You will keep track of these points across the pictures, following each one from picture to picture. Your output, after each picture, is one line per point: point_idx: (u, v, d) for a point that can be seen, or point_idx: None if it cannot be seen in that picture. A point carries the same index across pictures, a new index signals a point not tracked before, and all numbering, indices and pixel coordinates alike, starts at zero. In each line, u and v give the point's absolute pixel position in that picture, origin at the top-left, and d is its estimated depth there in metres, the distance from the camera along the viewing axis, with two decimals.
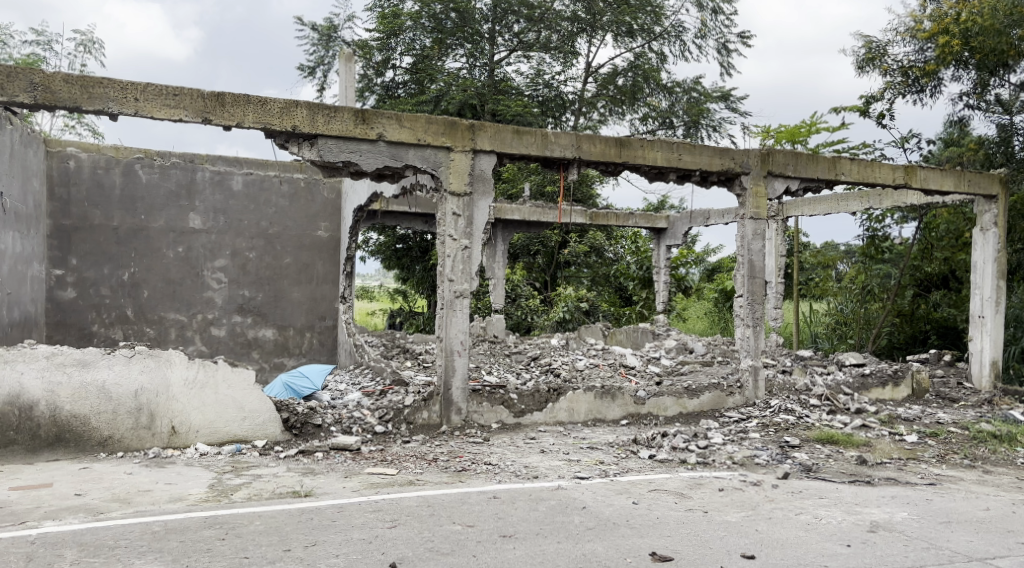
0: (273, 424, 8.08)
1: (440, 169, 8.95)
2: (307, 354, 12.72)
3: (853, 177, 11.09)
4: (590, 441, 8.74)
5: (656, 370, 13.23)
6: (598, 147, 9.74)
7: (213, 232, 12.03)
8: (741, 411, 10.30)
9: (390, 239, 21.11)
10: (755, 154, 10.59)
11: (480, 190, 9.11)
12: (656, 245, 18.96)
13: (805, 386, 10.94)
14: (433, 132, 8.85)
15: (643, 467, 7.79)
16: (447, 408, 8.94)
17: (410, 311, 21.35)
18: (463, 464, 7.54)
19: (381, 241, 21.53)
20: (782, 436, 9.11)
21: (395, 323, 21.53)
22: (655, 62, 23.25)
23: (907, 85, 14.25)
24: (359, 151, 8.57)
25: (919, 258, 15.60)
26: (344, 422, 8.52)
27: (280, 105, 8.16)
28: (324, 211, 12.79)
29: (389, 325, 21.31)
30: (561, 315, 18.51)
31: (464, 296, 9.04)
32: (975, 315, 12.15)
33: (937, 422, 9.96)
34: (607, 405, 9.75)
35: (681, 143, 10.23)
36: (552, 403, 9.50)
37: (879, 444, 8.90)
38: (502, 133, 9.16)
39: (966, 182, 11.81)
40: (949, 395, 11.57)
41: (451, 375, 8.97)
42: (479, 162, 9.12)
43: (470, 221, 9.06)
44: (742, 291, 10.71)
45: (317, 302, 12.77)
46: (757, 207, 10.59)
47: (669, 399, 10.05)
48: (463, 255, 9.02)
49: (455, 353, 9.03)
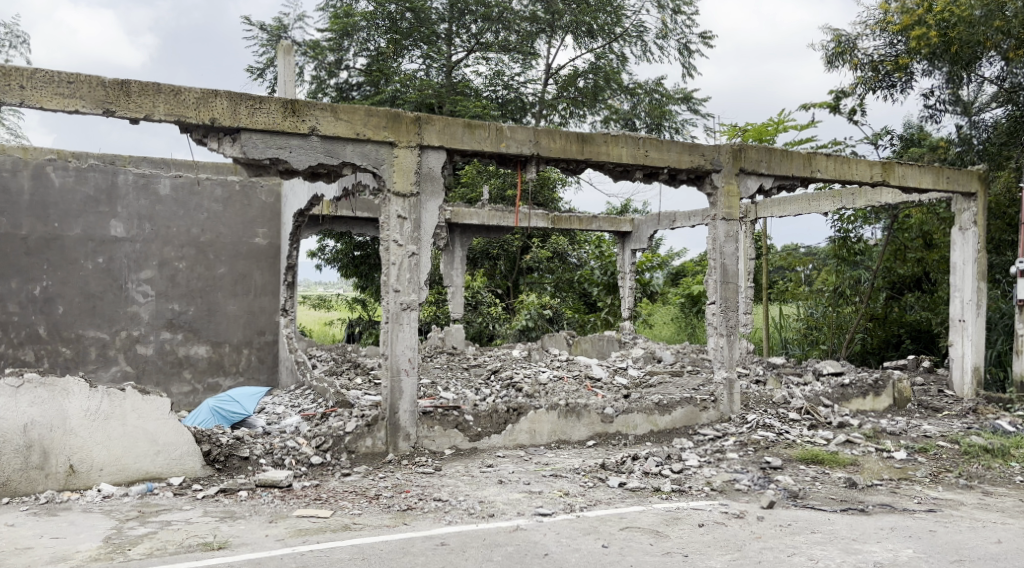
0: (193, 457, 7.05)
1: (382, 166, 8.02)
2: (245, 373, 11.65)
3: (828, 175, 10.46)
4: (554, 467, 7.89)
5: (623, 382, 12.44)
6: (559, 142, 8.91)
7: (138, 241, 10.93)
8: (716, 427, 9.53)
9: (347, 247, 20.18)
10: (727, 150, 9.85)
11: (428, 191, 8.22)
12: (620, 249, 18.19)
13: (783, 398, 10.21)
14: (373, 125, 7.93)
15: (614, 498, 6.94)
16: (394, 434, 7.99)
17: (370, 320, 20.37)
18: (409, 502, 6.60)
19: (338, 248, 20.63)
20: (762, 456, 8.34)
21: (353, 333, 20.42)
22: (616, 63, 22.56)
23: (879, 79, 13.81)
24: (289, 147, 7.61)
25: (892, 259, 15.08)
26: (276, 453, 7.55)
27: (196, 95, 7.17)
28: (262, 216, 11.77)
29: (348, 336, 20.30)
30: (524, 323, 17.63)
31: (411, 308, 8.11)
32: (955, 318, 11.58)
33: (924, 435, 9.32)
34: (572, 424, 8.92)
35: (648, 139, 9.45)
36: (512, 425, 8.63)
37: (867, 463, 8.20)
38: (452, 126, 8.29)
39: (945, 179, 11.26)
40: (932, 404, 10.99)
41: (398, 397, 8.03)
42: (427, 159, 8.23)
43: (418, 224, 8.15)
44: (715, 298, 9.95)
45: (256, 315, 11.71)
46: (729, 207, 9.85)
47: (639, 416, 9.25)
48: (409, 262, 8.10)
49: (402, 372, 8.07)
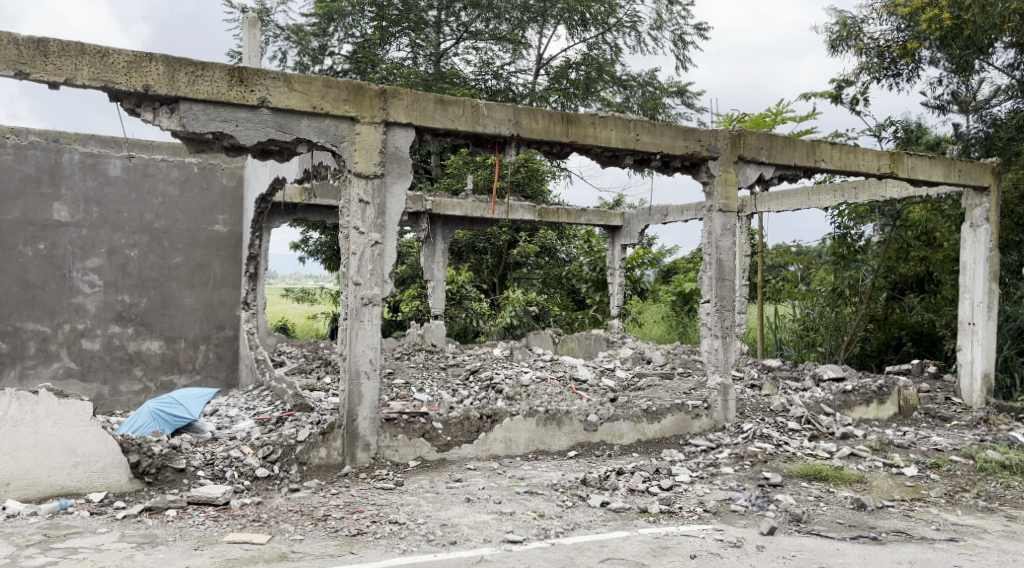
0: (118, 470, 6.23)
1: (341, 144, 7.18)
2: (202, 371, 10.79)
3: (833, 165, 9.67)
4: (529, 482, 7.08)
5: (610, 385, 11.68)
6: (541, 123, 8.09)
7: (85, 226, 10.06)
8: (709, 437, 8.74)
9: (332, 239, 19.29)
10: (725, 135, 9.06)
11: (393, 172, 7.39)
12: (610, 244, 17.43)
13: (781, 406, 9.44)
14: (332, 98, 7.09)
15: (594, 521, 6.13)
16: (352, 444, 7.16)
17: None
18: (361, 525, 5.78)
19: (322, 240, 19.74)
20: (760, 472, 7.55)
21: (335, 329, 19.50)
22: (609, 55, 21.71)
23: (884, 67, 13.06)
24: (235, 120, 6.75)
25: (894, 259, 14.33)
26: (217, 465, 6.74)
27: (127, 58, 6.32)
28: (223, 201, 10.90)
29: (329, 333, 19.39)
30: (508, 320, 16.79)
31: (374, 303, 7.27)
32: (964, 321, 10.86)
33: (935, 448, 8.54)
34: (552, 433, 8.12)
35: (640, 121, 8.64)
36: (486, 433, 7.82)
37: (876, 480, 7.42)
38: (422, 101, 7.46)
39: (957, 172, 10.50)
40: (940, 413, 10.22)
41: (357, 403, 7.19)
42: (393, 137, 7.39)
43: (382, 209, 7.31)
44: (709, 296, 9.17)
45: (215, 309, 10.85)
46: (726, 198, 9.07)
47: (625, 424, 8.46)
48: (372, 252, 7.27)
49: (363, 375, 7.24)
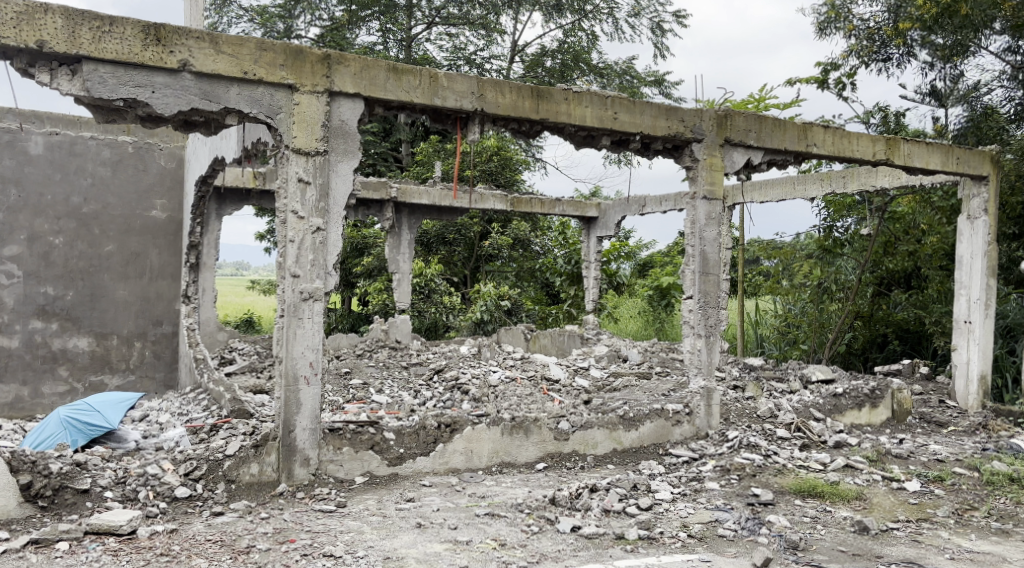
0: (4, 494, 5.33)
1: (278, 116, 6.28)
2: (137, 370, 9.80)
3: (825, 150, 8.93)
4: (491, 502, 6.26)
5: (584, 386, 10.89)
6: (508, 97, 7.23)
7: (2, 210, 9.06)
8: (690, 446, 7.97)
9: None
10: (710, 115, 8.27)
11: (338, 149, 6.51)
12: (584, 236, 16.65)
13: (769, 411, 8.68)
14: (267, 62, 6.18)
15: (563, 550, 5.33)
16: (288, 458, 6.28)
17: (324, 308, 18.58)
18: (288, 560, 4.91)
19: None
20: (748, 488, 6.80)
21: None
22: (586, 43, 20.83)
23: (874, 50, 12.38)
24: (151, 86, 5.81)
25: (880, 253, 13.68)
26: (128, 484, 5.82)
27: (17, 9, 5.36)
28: (161, 184, 9.90)
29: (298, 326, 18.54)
30: (479, 315, 15.88)
31: (315, 299, 6.38)
32: (959, 319, 10.22)
33: (936, 458, 7.82)
34: (518, 442, 7.29)
35: (618, 98, 7.81)
36: (444, 445, 6.97)
37: (875, 497, 6.70)
38: (372, 69, 6.58)
39: (955, 160, 9.80)
40: (935, 418, 9.55)
41: (294, 411, 6.31)
42: (338, 109, 6.51)
43: (325, 191, 6.43)
44: (692, 291, 8.38)
45: (152, 302, 9.86)
46: (711, 183, 8.30)
47: (600, 431, 7.66)
48: (314, 240, 6.38)
49: (301, 381, 6.35)
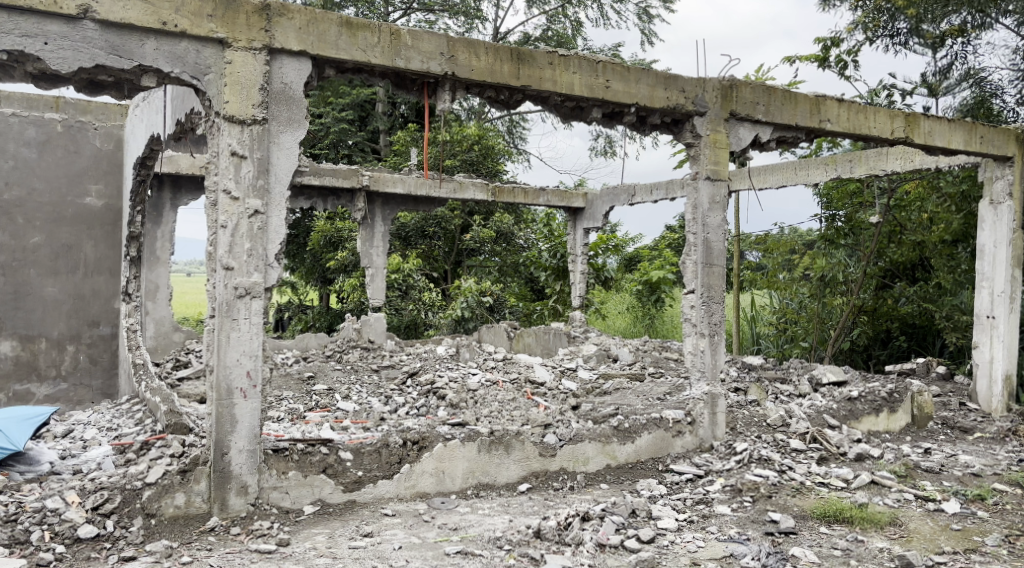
0: None
1: (206, 76, 5.23)
2: (70, 378, 8.70)
3: (839, 126, 7.99)
4: (465, 536, 5.27)
5: (572, 389, 9.93)
6: (484, 60, 6.23)
7: None
8: (694, 460, 7.01)
9: None
10: (713, 85, 7.31)
11: (280, 117, 5.48)
12: (570, 228, 15.67)
13: (780, 419, 7.73)
14: (191, 11, 5.14)
15: None
16: (221, 487, 5.25)
17: (300, 305, 17.59)
18: None
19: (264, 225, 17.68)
20: (765, 513, 5.85)
21: (283, 320, 17.78)
22: (571, 30, 19.79)
23: (880, 24, 11.46)
24: (43, 37, 4.79)
25: (886, 242, 12.69)
26: (21, 523, 4.82)
27: None
28: (96, 168, 8.79)
29: (276, 323, 17.64)
30: (459, 313, 14.84)
31: (253, 296, 5.37)
32: (981, 314, 9.29)
33: (972, 473, 6.89)
34: (497, 461, 6.29)
35: (610, 63, 6.82)
36: (409, 466, 5.95)
37: (911, 522, 5.78)
38: (321, 23, 5.55)
39: (979, 139, 8.92)
40: (958, 422, 8.66)
41: (228, 431, 5.29)
42: (280, 69, 5.48)
43: (264, 167, 5.40)
44: (694, 285, 7.41)
45: (87, 300, 8.77)
46: (715, 162, 7.33)
47: (591, 446, 6.68)
48: (252, 225, 5.37)
49: (237, 394, 5.32)
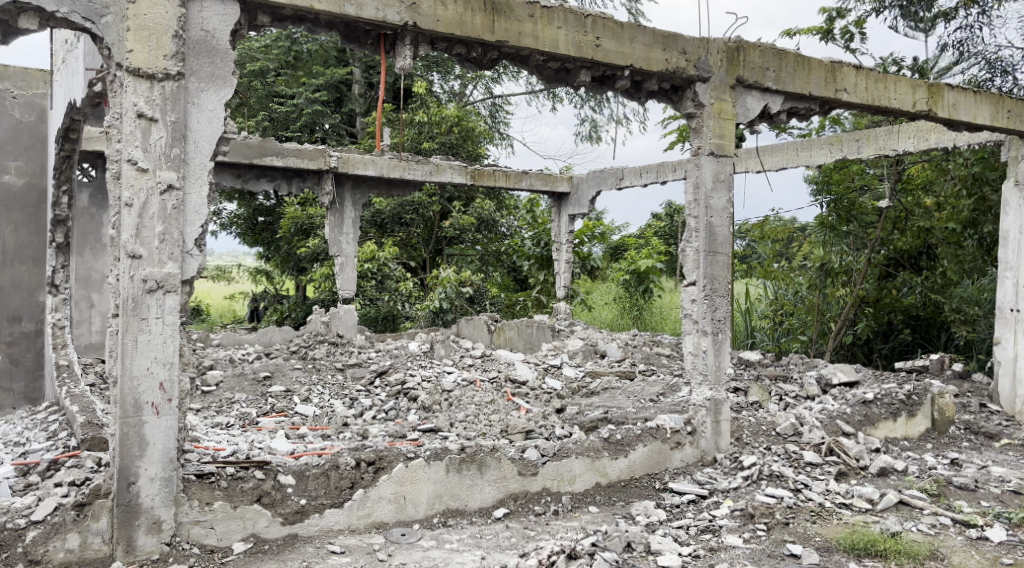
0: None
1: (103, 18, 4.24)
2: None
3: (856, 96, 7.08)
4: None
5: (557, 389, 9.04)
6: (452, 9, 5.26)
7: None
8: (696, 477, 6.13)
9: (247, 209, 16.27)
10: (717, 46, 6.37)
11: (201, 73, 4.49)
12: (555, 215, 14.72)
13: (791, 427, 6.85)
14: None
15: None
16: (128, 523, 4.32)
17: (275, 295, 16.69)
18: None
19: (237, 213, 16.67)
20: (782, 544, 4.98)
21: (257, 311, 16.87)
22: None
23: None
24: None
25: (890, 229, 11.81)
26: None
27: None
28: (16, 142, 7.74)
29: (250, 315, 16.71)
30: (437, 304, 13.82)
31: (167, 290, 4.39)
32: (1004, 307, 8.44)
33: (1011, 490, 6.06)
34: (468, 483, 5.35)
35: (600, 17, 5.87)
36: (363, 491, 5.01)
37: (954, 554, 4.92)
38: None
39: (1005, 115, 8.07)
40: (983, 427, 7.81)
41: (136, 456, 4.34)
42: (201, 13, 4.48)
43: (180, 133, 4.41)
44: (695, 276, 6.50)
45: (6, 293, 7.75)
46: (720, 135, 6.42)
47: (579, 462, 5.76)
48: (166, 203, 4.38)
49: (148, 411, 4.36)
